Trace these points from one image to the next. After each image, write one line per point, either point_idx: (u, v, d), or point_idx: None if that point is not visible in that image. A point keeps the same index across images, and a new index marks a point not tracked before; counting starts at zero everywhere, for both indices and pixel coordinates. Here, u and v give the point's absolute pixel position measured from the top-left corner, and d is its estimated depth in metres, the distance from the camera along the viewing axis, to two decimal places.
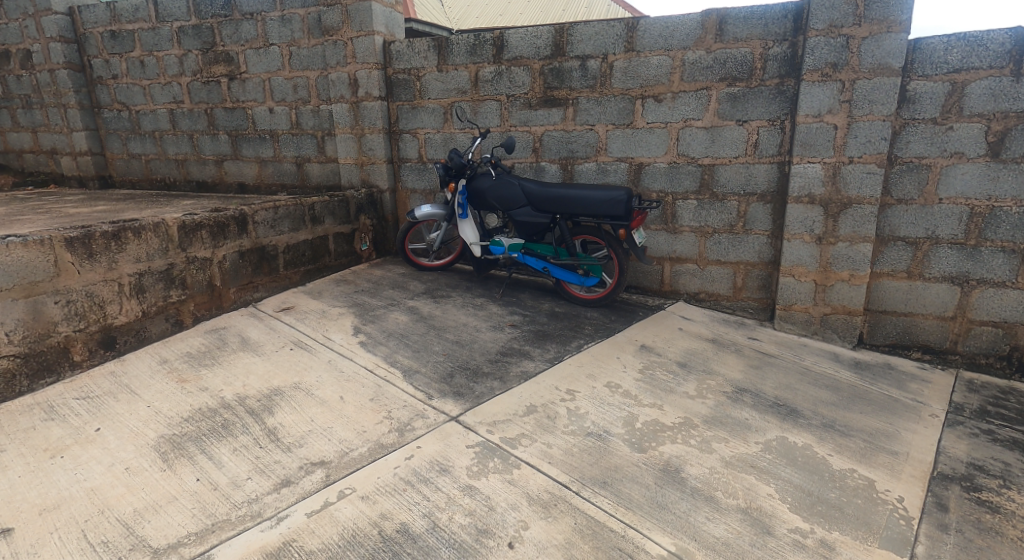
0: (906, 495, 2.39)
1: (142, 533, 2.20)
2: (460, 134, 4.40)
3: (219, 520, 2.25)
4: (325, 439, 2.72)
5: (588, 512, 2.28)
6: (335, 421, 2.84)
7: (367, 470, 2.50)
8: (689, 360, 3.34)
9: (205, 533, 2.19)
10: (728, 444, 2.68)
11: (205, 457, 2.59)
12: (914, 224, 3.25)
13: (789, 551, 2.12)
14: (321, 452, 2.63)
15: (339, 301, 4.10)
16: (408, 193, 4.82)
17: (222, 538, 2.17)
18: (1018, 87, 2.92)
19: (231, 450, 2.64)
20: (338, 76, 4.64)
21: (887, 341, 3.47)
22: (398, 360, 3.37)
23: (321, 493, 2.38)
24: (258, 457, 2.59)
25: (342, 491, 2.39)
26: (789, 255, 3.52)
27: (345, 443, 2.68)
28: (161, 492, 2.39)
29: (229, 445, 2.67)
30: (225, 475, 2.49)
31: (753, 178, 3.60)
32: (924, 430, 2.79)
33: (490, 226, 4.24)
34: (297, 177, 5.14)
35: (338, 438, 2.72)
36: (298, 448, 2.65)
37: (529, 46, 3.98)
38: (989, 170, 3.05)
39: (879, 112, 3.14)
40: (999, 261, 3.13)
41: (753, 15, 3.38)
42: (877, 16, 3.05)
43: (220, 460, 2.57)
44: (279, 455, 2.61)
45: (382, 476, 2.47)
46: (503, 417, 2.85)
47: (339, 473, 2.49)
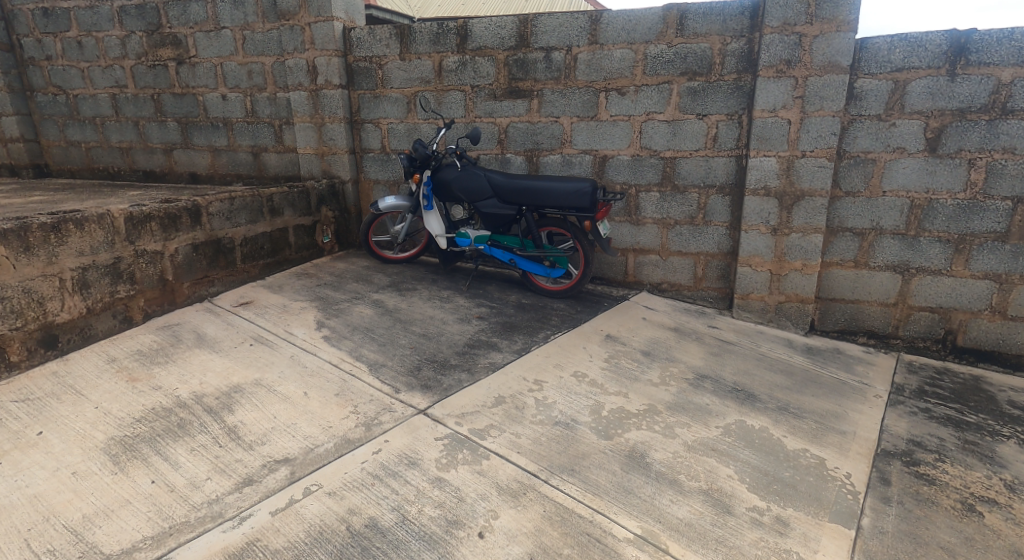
0: (853, 471, 2.55)
1: (92, 540, 2.11)
2: (424, 125, 4.34)
3: (177, 522, 2.18)
4: (288, 435, 2.67)
5: (556, 499, 2.33)
6: (299, 417, 2.79)
7: (333, 466, 2.48)
8: (653, 349, 3.43)
9: (162, 537, 2.13)
10: (691, 429, 2.78)
11: (160, 458, 2.50)
12: (861, 216, 3.43)
13: (747, 528, 2.22)
14: (285, 449, 2.59)
15: (300, 295, 4.01)
16: (371, 184, 4.74)
17: (180, 541, 2.11)
18: (953, 86, 3.10)
19: (188, 450, 2.56)
20: (295, 63, 4.49)
21: (836, 326, 3.66)
22: (363, 354, 3.33)
23: (286, 490, 2.34)
24: (217, 456, 2.53)
25: (307, 488, 2.35)
26: (747, 246, 3.65)
27: (310, 440, 2.64)
28: (113, 497, 2.30)
29: (186, 445, 2.58)
30: (182, 476, 2.41)
31: (712, 171, 3.70)
32: (869, 410, 2.97)
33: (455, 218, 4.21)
34: (254, 167, 4.96)
35: (303, 434, 2.68)
36: (260, 446, 2.59)
37: (493, 36, 3.96)
38: (927, 164, 3.23)
39: (829, 108, 3.27)
40: (936, 250, 3.33)
41: (712, 11, 3.46)
42: (827, 15, 3.17)
43: (177, 460, 2.49)
44: (241, 453, 2.55)
45: (349, 471, 2.45)
46: (471, 409, 2.86)
47: (304, 470, 2.46)
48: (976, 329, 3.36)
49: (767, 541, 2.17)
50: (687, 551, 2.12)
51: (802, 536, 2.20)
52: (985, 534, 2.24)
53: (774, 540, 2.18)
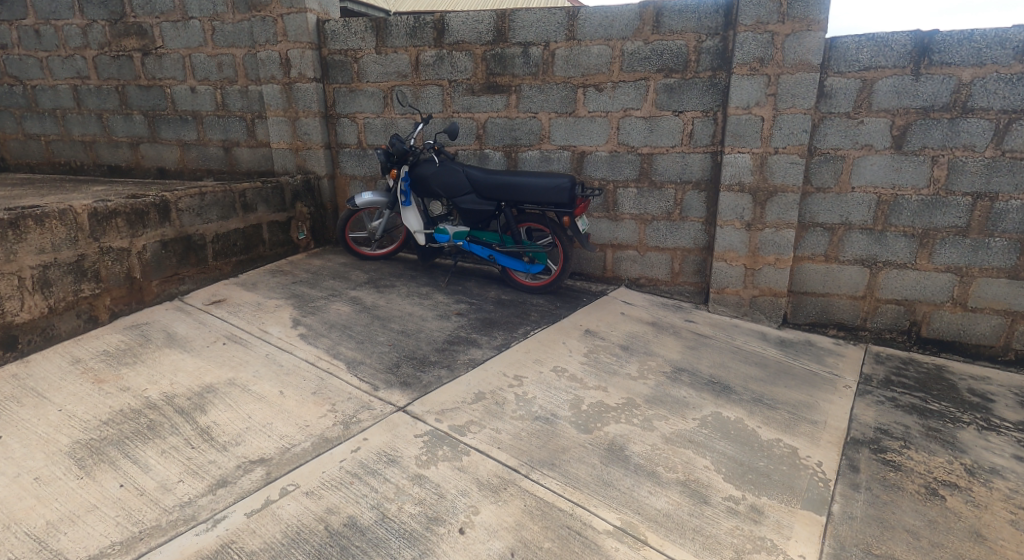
0: (824, 459, 2.62)
1: (57, 547, 2.05)
2: (401, 119, 4.29)
3: (147, 527, 2.13)
4: (264, 435, 2.62)
5: (537, 493, 2.35)
6: (275, 417, 2.74)
7: (311, 465, 2.45)
8: (631, 343, 3.47)
9: (132, 541, 2.07)
10: (668, 421, 2.82)
11: (129, 461, 2.43)
12: (831, 211, 3.52)
13: (723, 517, 2.27)
14: (260, 449, 2.54)
15: (275, 293, 3.94)
16: (347, 179, 4.67)
17: (151, 545, 2.06)
18: (918, 86, 3.20)
19: (159, 452, 2.49)
20: (268, 55, 4.39)
21: (807, 319, 3.76)
22: (341, 352, 3.29)
23: (261, 491, 2.31)
24: (190, 458, 2.47)
25: (284, 488, 2.32)
26: (722, 241, 3.72)
27: (287, 439, 2.60)
28: (79, 502, 2.23)
29: (156, 447, 2.52)
30: (152, 479, 2.35)
31: (688, 167, 3.75)
32: (839, 400, 3.06)
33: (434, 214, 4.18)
34: (225, 162, 4.84)
35: (279, 434, 2.64)
36: (234, 447, 2.55)
37: (470, 31, 3.93)
38: (894, 161, 3.33)
39: (800, 106, 3.35)
40: (902, 245, 3.44)
41: (687, 9, 3.50)
42: (799, 14, 3.23)
43: (147, 463, 2.43)
44: (214, 454, 2.50)
45: (328, 470, 2.43)
46: (451, 406, 2.86)
47: (281, 470, 2.42)
48: (939, 320, 3.49)
49: (743, 529, 2.22)
50: (665, 541, 2.15)
51: (775, 523, 2.26)
52: (948, 516, 2.34)
53: (749, 527, 2.23)
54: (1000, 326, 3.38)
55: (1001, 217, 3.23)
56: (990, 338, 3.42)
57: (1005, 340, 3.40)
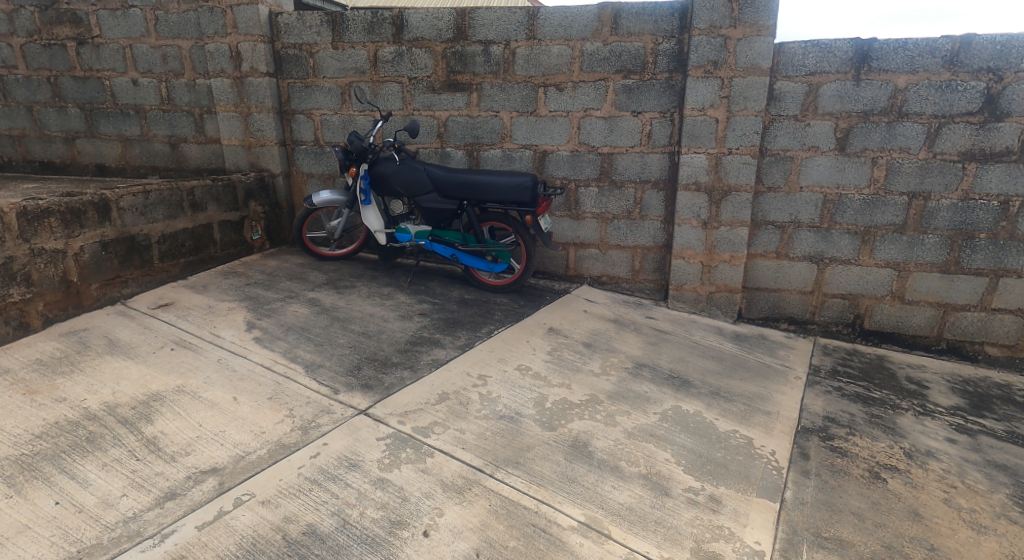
0: (777, 448, 2.73)
1: None
2: (359, 116, 4.19)
3: (86, 546, 2.00)
4: (216, 444, 2.51)
5: (502, 493, 2.34)
6: (228, 424, 2.63)
7: (267, 473, 2.36)
8: (594, 340, 3.52)
9: None
10: (631, 416, 2.88)
11: (65, 477, 2.28)
12: (781, 210, 3.67)
13: (684, 508, 2.33)
14: (211, 458, 2.43)
15: (227, 295, 3.78)
16: (303, 177, 4.53)
17: None
18: (859, 90, 3.37)
19: (99, 466, 2.35)
20: (217, 48, 4.22)
21: (761, 314, 3.91)
22: (299, 355, 3.19)
23: (214, 502, 2.21)
24: (133, 471, 2.34)
25: (238, 498, 2.23)
26: (680, 239, 3.81)
27: (240, 447, 2.50)
28: (8, 523, 2.07)
29: (96, 461, 2.37)
30: (92, 495, 2.21)
31: (647, 167, 3.82)
32: (791, 391, 3.19)
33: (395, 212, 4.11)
34: (172, 159, 4.62)
35: (232, 442, 2.53)
36: (183, 457, 2.43)
37: (430, 27, 3.89)
38: (838, 162, 3.50)
39: (752, 108, 3.47)
40: (846, 241, 3.62)
41: (644, 11, 3.56)
42: (749, 19, 3.34)
43: (85, 479, 2.28)
44: (161, 466, 2.37)
45: (285, 477, 2.35)
46: (414, 407, 2.82)
47: (234, 479, 2.32)
48: (879, 313, 3.70)
49: (702, 519, 2.29)
50: (628, 534, 2.19)
51: (732, 512, 2.33)
52: (889, 498, 2.47)
53: (708, 517, 2.29)
54: (933, 317, 3.61)
55: (933, 216, 3.44)
56: (925, 329, 3.65)
57: (938, 330, 3.63)
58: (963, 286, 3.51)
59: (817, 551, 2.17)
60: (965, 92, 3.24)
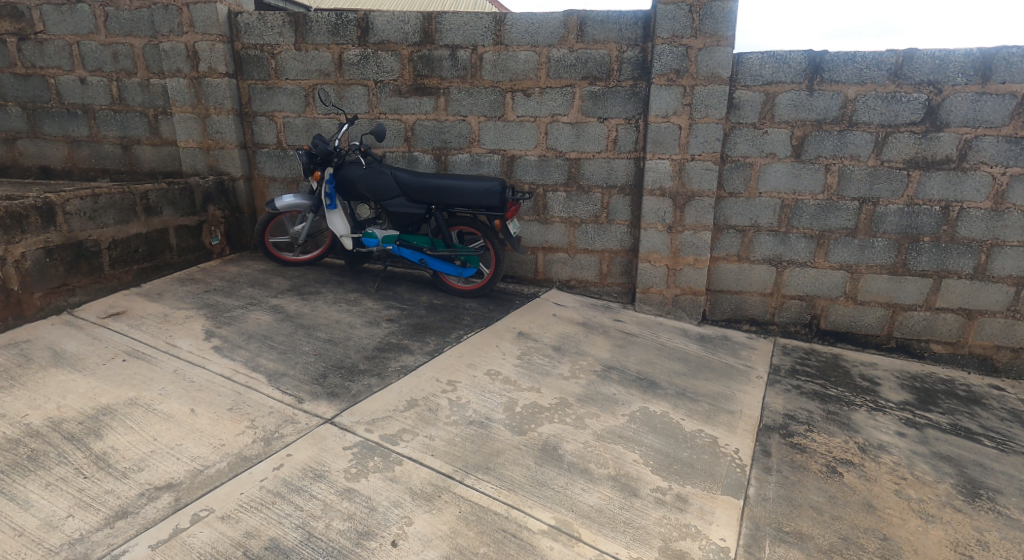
0: (740, 446, 2.81)
1: None
2: (324, 119, 4.11)
3: None
4: (171, 459, 2.40)
5: (472, 499, 2.32)
6: (185, 437, 2.53)
7: (226, 487, 2.27)
8: (563, 344, 3.54)
9: None
10: (600, 419, 2.90)
11: (4, 499, 2.14)
12: (741, 214, 3.79)
13: (652, 508, 2.37)
14: (167, 474, 2.32)
15: (184, 303, 3.63)
16: (265, 181, 4.41)
17: None
18: (812, 100, 3.51)
19: (42, 486, 2.21)
20: (172, 47, 4.08)
21: (723, 315, 4.02)
22: (261, 364, 3.10)
23: (169, 519, 2.11)
24: (81, 490, 2.21)
25: (196, 514, 2.13)
26: (646, 243, 3.88)
27: (199, 461, 2.40)
28: None
29: (38, 481, 2.23)
30: (35, 517, 2.08)
31: (614, 172, 3.88)
32: (753, 390, 3.29)
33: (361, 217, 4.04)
34: (123, 162, 4.43)
35: (189, 456, 2.43)
36: (136, 473, 2.31)
37: (396, 31, 3.85)
38: (794, 168, 3.64)
39: (713, 116, 3.57)
40: (802, 245, 3.76)
41: (609, 19, 3.62)
42: (709, 30, 3.44)
43: (27, 500, 2.14)
44: (111, 483, 2.26)
45: (246, 491, 2.26)
46: (382, 415, 2.77)
47: (191, 495, 2.23)
48: (834, 314, 3.85)
49: (670, 518, 2.32)
50: (598, 536, 2.20)
51: (698, 510, 2.38)
52: (845, 491, 2.57)
53: (675, 516, 2.33)
54: (883, 317, 3.79)
55: (882, 220, 3.61)
56: (876, 328, 3.82)
57: (888, 329, 3.80)
58: (910, 286, 3.69)
59: (779, 546, 2.23)
60: (908, 103, 3.41)
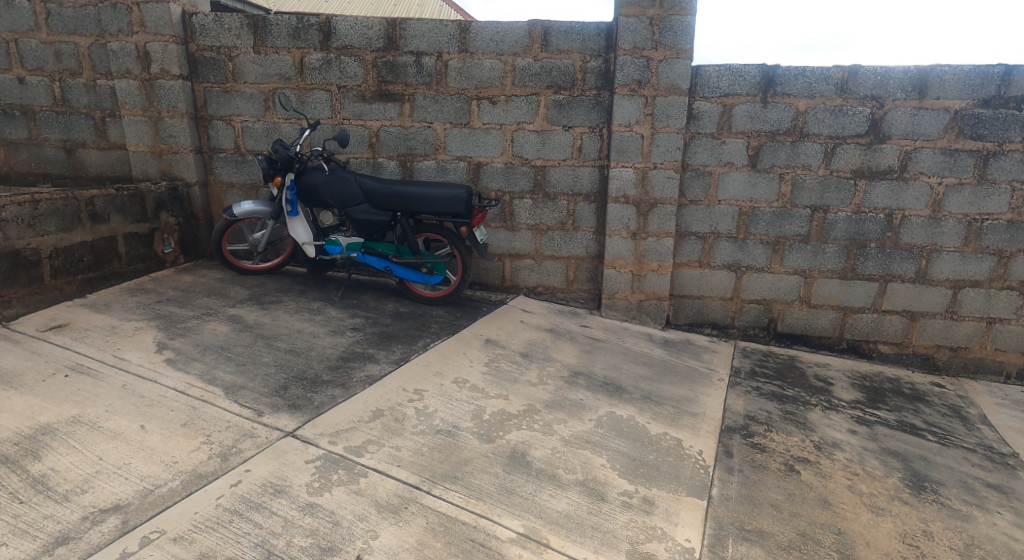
0: (704, 447, 2.87)
1: None
2: (284, 124, 4.02)
3: None
4: (119, 479, 2.27)
5: (439, 509, 2.29)
6: (134, 455, 2.40)
7: (179, 507, 2.16)
8: (530, 350, 3.54)
9: None
10: (567, 424, 2.92)
11: None
12: (702, 221, 3.89)
13: (620, 512, 2.38)
14: (114, 495, 2.19)
15: (134, 314, 3.47)
16: (222, 187, 4.26)
17: None
18: (766, 112, 3.65)
19: None
20: (122, 47, 3.92)
21: (686, 320, 4.12)
22: (218, 376, 2.98)
23: (116, 543, 1.98)
24: (17, 516, 2.06)
25: (145, 536, 2.02)
26: (611, 249, 3.94)
27: (149, 480, 2.28)
28: None
29: None
30: None
31: (579, 180, 3.93)
32: (715, 392, 3.37)
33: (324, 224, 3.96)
34: (67, 166, 4.25)
35: (139, 475, 2.30)
36: (80, 495, 2.18)
37: (359, 36, 3.80)
38: (750, 177, 3.77)
39: (674, 126, 3.66)
40: (759, 251, 3.90)
41: (573, 30, 3.68)
42: (669, 43, 3.54)
43: None
44: (52, 507, 2.11)
45: (201, 510, 2.16)
46: (347, 426, 2.70)
47: (141, 516, 2.10)
48: (790, 317, 4.00)
49: (636, 521, 2.34)
50: (567, 542, 2.20)
51: (664, 512, 2.41)
52: (803, 488, 2.66)
53: (642, 519, 2.36)
54: (835, 319, 3.95)
55: (832, 227, 3.78)
56: (829, 330, 3.98)
57: (840, 331, 3.97)
58: (859, 290, 3.87)
59: (742, 544, 2.28)
60: (854, 116, 3.59)
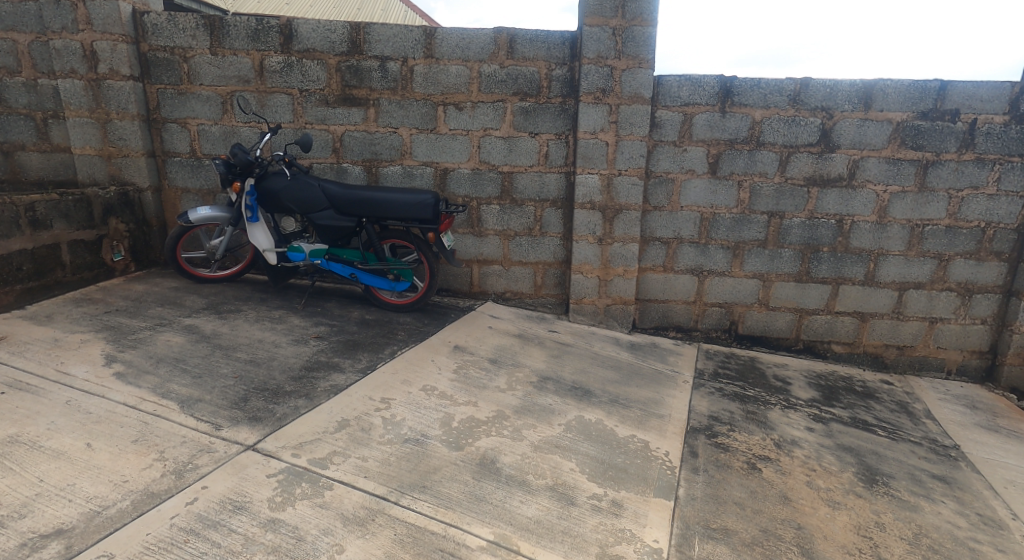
0: (670, 449, 2.92)
1: None
2: (243, 128, 3.90)
3: None
4: (62, 501, 2.14)
5: (407, 520, 2.24)
6: (79, 476, 2.26)
7: (129, 528, 2.04)
8: (499, 356, 3.53)
9: None
10: (536, 429, 2.92)
11: None
12: (666, 227, 3.98)
13: (589, 515, 2.39)
14: (56, 519, 2.06)
15: (79, 326, 3.29)
16: (177, 192, 4.10)
17: None
18: (725, 121, 3.77)
19: None
20: (67, 45, 3.74)
21: (652, 323, 4.20)
22: (172, 390, 2.85)
23: None
24: None
25: None
26: (578, 254, 3.98)
27: (96, 501, 2.15)
28: None
29: None
30: None
31: (546, 186, 3.96)
32: (680, 394, 3.44)
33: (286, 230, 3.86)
34: (6, 170, 4.05)
35: (85, 496, 2.17)
36: (18, 520, 2.04)
37: (322, 39, 3.74)
38: (711, 184, 3.88)
39: (637, 134, 3.74)
40: (721, 255, 4.01)
41: (538, 38, 3.71)
42: (632, 52, 3.61)
43: None
44: None
45: (153, 530, 2.05)
46: (310, 438, 2.63)
47: (86, 540, 1.98)
48: (750, 319, 4.12)
49: (606, 524, 2.35)
50: (537, 547, 2.19)
51: (633, 514, 2.43)
52: (764, 486, 2.74)
53: (611, 521, 2.37)
54: (792, 321, 4.10)
55: (788, 232, 3.92)
56: (787, 331, 4.12)
57: (797, 332, 4.12)
58: (814, 292, 4.02)
59: (707, 543, 2.33)
60: (806, 127, 3.75)
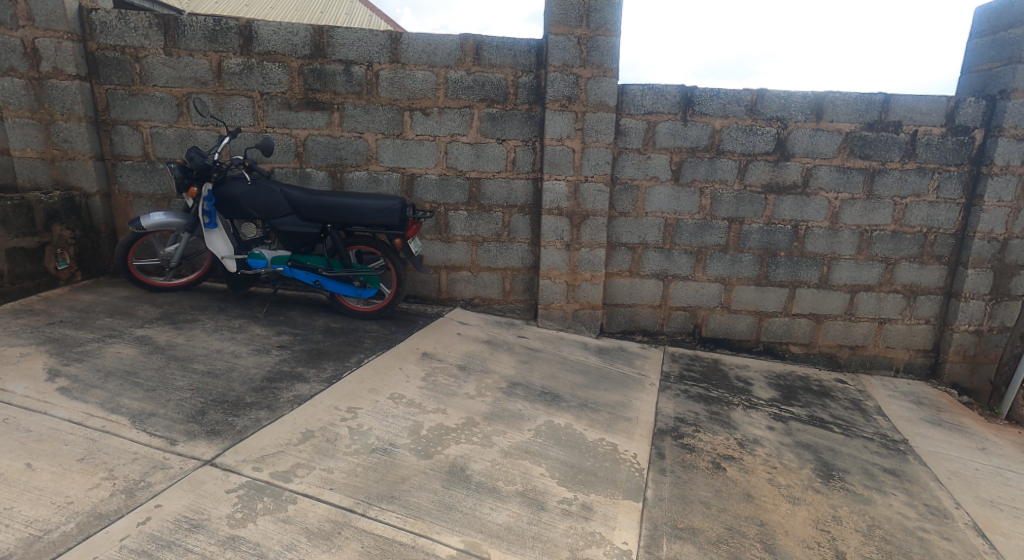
0: (637, 451, 2.95)
1: None
2: (200, 131, 3.77)
3: None
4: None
5: (375, 531, 2.19)
6: (18, 499, 2.12)
7: (74, 553, 1.93)
8: (468, 362, 3.51)
9: None
10: (506, 435, 2.90)
11: None
12: (631, 232, 4.04)
13: (560, 520, 2.39)
14: None
15: (18, 339, 3.10)
16: (128, 197, 3.92)
17: None
18: (687, 129, 3.86)
19: None
20: (6, 42, 3.54)
21: (619, 328, 4.25)
22: (123, 404, 2.71)
23: None
24: None
25: None
26: (546, 260, 4.00)
27: (37, 525, 2.02)
28: None
29: None
30: None
31: (513, 192, 3.96)
32: (646, 396, 3.49)
33: (247, 236, 3.74)
34: None
35: (25, 520, 2.04)
36: None
37: (284, 42, 3.65)
38: (674, 191, 3.97)
39: (603, 141, 3.79)
40: (684, 260, 4.10)
41: (504, 45, 3.73)
42: (596, 61, 3.66)
43: None
44: None
45: (101, 554, 1.94)
46: (273, 450, 2.54)
47: None
48: (713, 322, 4.23)
49: (576, 528, 2.36)
50: (508, 554, 2.18)
51: (602, 517, 2.45)
52: (728, 484, 2.80)
53: (581, 525, 2.38)
54: (753, 323, 4.22)
55: (747, 237, 4.05)
56: (748, 333, 4.24)
57: (757, 334, 4.24)
58: (773, 295, 4.15)
59: (675, 543, 2.36)
60: (763, 136, 3.88)
